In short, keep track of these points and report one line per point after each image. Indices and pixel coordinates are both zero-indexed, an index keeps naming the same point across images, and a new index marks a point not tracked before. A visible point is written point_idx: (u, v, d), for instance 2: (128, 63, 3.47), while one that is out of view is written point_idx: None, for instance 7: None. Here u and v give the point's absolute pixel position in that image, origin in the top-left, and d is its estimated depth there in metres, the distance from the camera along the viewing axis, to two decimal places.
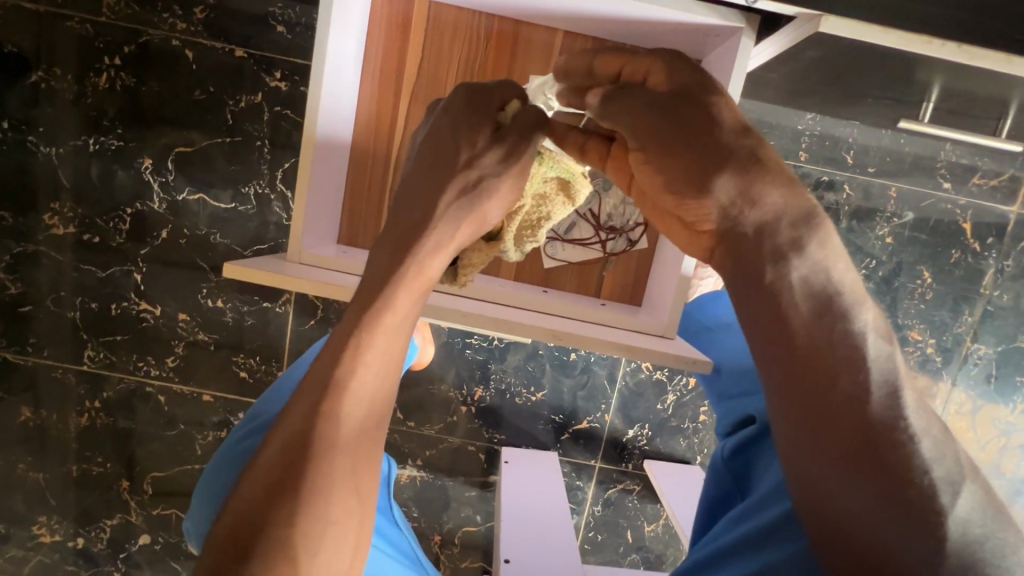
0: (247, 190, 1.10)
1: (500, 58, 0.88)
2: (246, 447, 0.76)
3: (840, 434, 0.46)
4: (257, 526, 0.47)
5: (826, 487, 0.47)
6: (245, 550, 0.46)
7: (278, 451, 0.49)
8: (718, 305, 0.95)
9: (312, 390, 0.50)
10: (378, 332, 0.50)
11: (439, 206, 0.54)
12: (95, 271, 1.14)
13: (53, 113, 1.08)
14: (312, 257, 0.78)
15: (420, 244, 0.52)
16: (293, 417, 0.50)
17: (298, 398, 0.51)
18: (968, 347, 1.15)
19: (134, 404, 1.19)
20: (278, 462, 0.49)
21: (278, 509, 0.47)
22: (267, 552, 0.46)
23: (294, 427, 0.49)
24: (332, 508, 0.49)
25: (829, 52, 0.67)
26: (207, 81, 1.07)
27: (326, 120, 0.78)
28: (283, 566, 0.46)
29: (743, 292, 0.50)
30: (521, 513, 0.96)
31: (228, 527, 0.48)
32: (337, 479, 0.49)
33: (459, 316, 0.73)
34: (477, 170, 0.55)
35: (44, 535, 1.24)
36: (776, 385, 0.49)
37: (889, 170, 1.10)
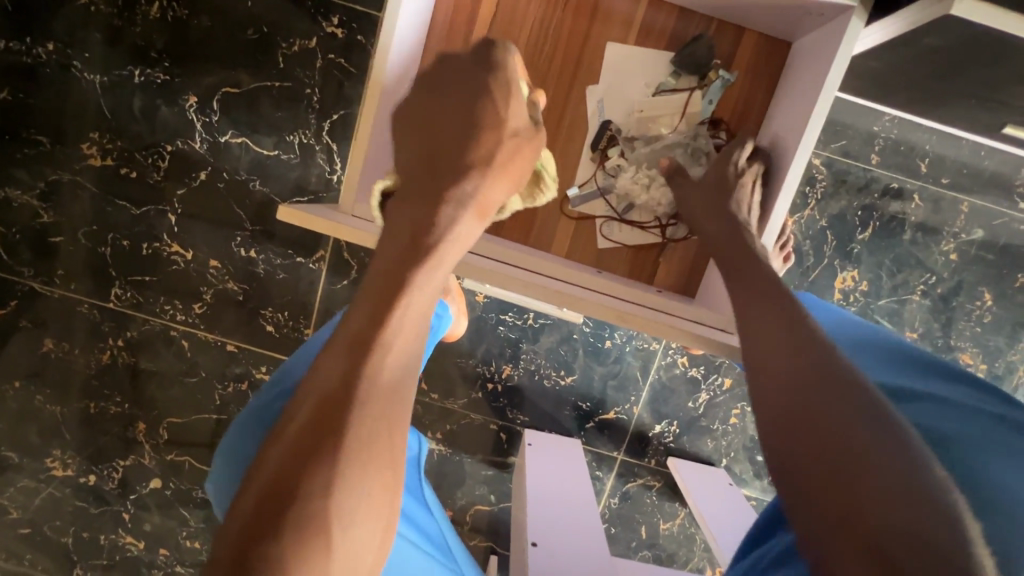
0: (292, 138, 1.06)
1: (578, 24, 0.83)
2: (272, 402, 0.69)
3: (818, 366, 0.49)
4: (289, 491, 0.40)
5: (816, 428, 0.45)
6: (273, 520, 0.40)
7: (311, 408, 0.44)
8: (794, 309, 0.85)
9: (348, 346, 0.46)
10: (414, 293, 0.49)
11: (486, 165, 0.57)
12: (130, 207, 1.11)
13: (100, 39, 1.04)
14: (365, 211, 0.74)
15: (466, 192, 0.55)
16: (333, 369, 0.45)
17: (335, 355, 0.46)
18: (1019, 377, 1.10)
19: (157, 347, 1.17)
20: (311, 424, 0.43)
21: (313, 475, 0.41)
22: (300, 522, 0.40)
23: (328, 383, 0.44)
24: (365, 481, 0.43)
25: (952, 40, 0.63)
26: (261, 20, 1.03)
27: (395, 67, 0.73)
28: (317, 540, 0.40)
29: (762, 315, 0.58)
30: (550, 501, 0.93)
31: (256, 493, 0.41)
32: (376, 448, 0.44)
33: (525, 287, 0.71)
34: (511, 131, 0.60)
35: (57, 469, 1.23)
36: (772, 404, 0.50)
37: (963, 184, 1.05)
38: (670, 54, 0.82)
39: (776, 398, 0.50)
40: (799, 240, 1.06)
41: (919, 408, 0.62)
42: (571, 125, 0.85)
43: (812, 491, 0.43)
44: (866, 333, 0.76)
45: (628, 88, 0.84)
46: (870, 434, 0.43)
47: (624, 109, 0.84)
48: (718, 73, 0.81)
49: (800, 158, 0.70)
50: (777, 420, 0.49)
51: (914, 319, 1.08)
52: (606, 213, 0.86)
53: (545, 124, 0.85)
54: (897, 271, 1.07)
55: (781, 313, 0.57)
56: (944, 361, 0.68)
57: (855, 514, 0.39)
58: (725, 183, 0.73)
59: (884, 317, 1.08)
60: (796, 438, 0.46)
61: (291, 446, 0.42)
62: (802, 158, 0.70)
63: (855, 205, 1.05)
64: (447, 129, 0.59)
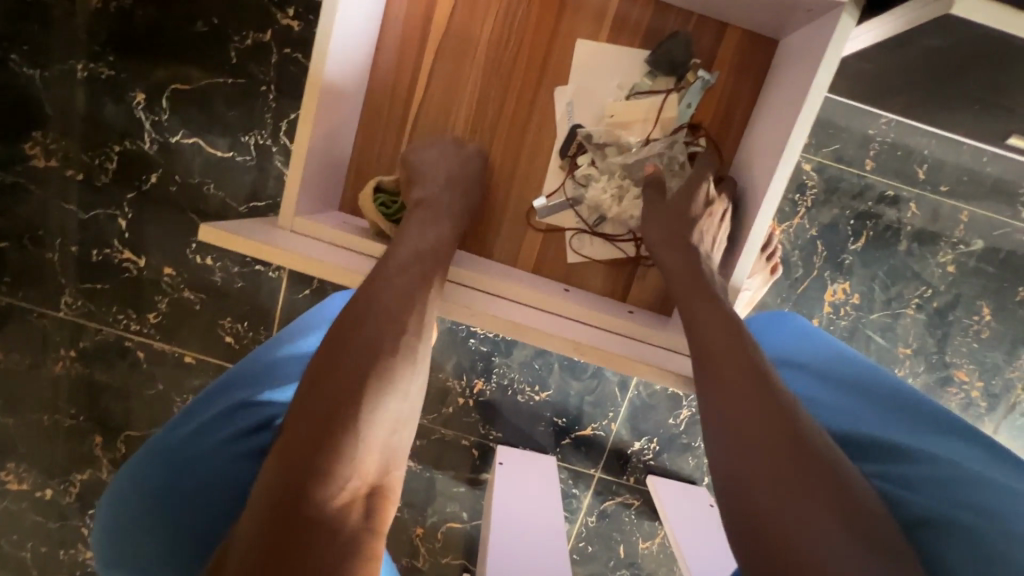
0: (247, 139, 1.00)
1: (545, 19, 0.76)
2: (175, 440, 0.62)
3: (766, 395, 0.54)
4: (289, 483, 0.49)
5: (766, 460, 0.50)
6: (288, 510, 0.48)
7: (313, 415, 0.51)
8: (786, 336, 0.80)
9: (338, 363, 0.54)
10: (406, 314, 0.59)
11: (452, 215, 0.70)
12: (78, 212, 1.04)
13: (39, 30, 0.96)
14: (305, 225, 0.68)
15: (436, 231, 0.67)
16: (323, 386, 0.53)
17: (332, 371, 0.54)
18: (1018, 395, 1.05)
19: (112, 358, 1.11)
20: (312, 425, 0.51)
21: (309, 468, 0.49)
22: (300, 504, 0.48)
23: (323, 403, 0.52)
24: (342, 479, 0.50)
25: (950, 42, 0.57)
26: (211, 11, 0.95)
27: (337, 68, 0.66)
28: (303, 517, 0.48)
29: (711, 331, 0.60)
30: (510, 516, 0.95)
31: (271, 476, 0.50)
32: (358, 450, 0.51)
33: (487, 318, 0.65)
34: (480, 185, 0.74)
35: (12, 482, 1.18)
36: (719, 422, 0.54)
37: (963, 191, 0.98)
38: (645, 52, 0.76)
39: (721, 416, 0.54)
40: (788, 249, 0.99)
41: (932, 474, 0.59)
42: (539, 129, 0.79)
43: (746, 508, 0.49)
44: (863, 373, 0.73)
45: (599, 89, 0.77)
46: (809, 467, 0.49)
47: (596, 112, 0.77)
48: (697, 73, 0.74)
49: (783, 167, 0.63)
50: (734, 452, 0.52)
51: (908, 334, 1.02)
52: (575, 225, 0.80)
53: (510, 128, 0.79)
54: (891, 283, 1.00)
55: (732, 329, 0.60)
56: (939, 409, 0.67)
57: (782, 531, 0.46)
58: (691, 210, 0.68)
59: (876, 332, 1.02)
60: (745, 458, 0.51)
61: (300, 449, 0.50)
62: (786, 167, 0.63)
63: (848, 214, 0.98)
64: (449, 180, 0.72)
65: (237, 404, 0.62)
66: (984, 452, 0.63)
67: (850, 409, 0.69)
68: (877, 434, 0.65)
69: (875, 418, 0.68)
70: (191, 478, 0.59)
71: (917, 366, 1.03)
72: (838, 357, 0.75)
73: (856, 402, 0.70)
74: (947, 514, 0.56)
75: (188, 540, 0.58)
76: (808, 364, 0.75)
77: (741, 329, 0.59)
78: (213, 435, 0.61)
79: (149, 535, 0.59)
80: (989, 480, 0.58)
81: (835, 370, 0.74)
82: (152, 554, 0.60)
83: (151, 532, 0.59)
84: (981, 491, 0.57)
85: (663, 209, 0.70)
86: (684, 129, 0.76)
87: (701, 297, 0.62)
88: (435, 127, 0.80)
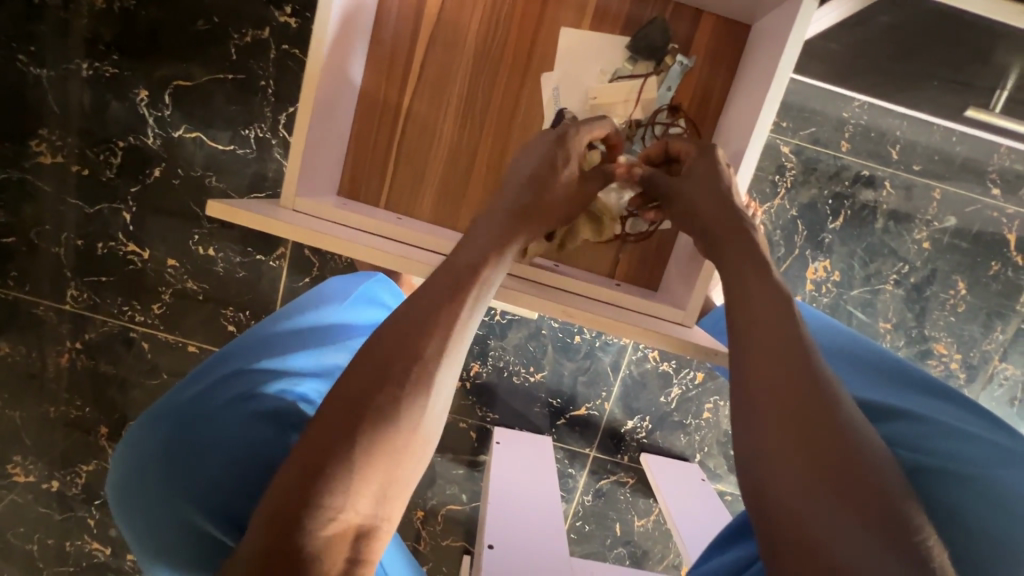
0: (247, 132, 1.03)
1: (531, 7, 0.80)
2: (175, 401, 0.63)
3: (802, 376, 0.49)
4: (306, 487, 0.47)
5: (805, 449, 0.45)
6: (295, 519, 0.47)
7: (335, 424, 0.50)
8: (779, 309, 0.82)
9: (371, 362, 0.52)
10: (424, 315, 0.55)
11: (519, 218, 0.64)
12: (84, 207, 1.08)
13: (45, 32, 1.00)
14: (306, 205, 0.71)
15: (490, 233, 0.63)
16: (351, 392, 0.51)
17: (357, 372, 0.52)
18: (994, 366, 1.09)
19: (117, 350, 1.14)
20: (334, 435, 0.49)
21: (328, 479, 0.48)
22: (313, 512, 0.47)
23: (350, 404, 0.50)
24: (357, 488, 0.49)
25: (906, 16, 0.63)
26: (212, 10, 0.99)
27: (334, 56, 0.70)
28: (321, 524, 0.47)
29: (748, 304, 0.55)
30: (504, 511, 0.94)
31: (280, 488, 0.49)
32: (364, 461, 0.49)
33: None
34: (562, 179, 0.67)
35: (19, 475, 1.20)
36: (760, 404, 0.49)
37: (935, 170, 1.02)
38: (626, 38, 0.80)
39: (760, 400, 0.49)
40: (769, 229, 1.03)
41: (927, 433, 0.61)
42: (527, 115, 0.83)
43: (786, 494, 0.45)
44: (846, 338, 0.74)
45: (583, 73, 0.81)
46: (845, 452, 0.45)
47: (579, 96, 0.81)
48: (675, 57, 0.78)
49: (755, 141, 0.67)
50: (772, 441, 0.47)
51: (887, 309, 1.06)
52: None
53: (499, 114, 0.83)
54: (870, 260, 1.05)
55: (767, 301, 0.54)
56: (917, 369, 0.69)
57: (823, 522, 0.43)
58: (720, 174, 0.63)
59: (857, 308, 1.06)
60: (772, 464, 0.47)
61: (310, 460, 0.49)
62: (757, 140, 0.67)
63: (826, 194, 1.03)
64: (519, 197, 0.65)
65: (232, 372, 0.65)
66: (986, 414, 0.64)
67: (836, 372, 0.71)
68: (863, 394, 0.68)
69: (858, 379, 0.70)
70: (190, 447, 0.59)
71: (898, 340, 1.07)
72: (825, 325, 0.76)
73: (841, 366, 0.72)
74: (933, 462, 0.58)
75: (184, 502, 0.56)
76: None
77: (787, 300, 0.54)
78: (216, 395, 0.62)
79: (144, 493, 0.59)
80: (969, 434, 0.61)
81: (817, 339, 0.75)
82: (146, 515, 0.59)
83: (147, 494, 0.58)
84: (959, 443, 0.60)
85: (694, 179, 0.64)
86: (664, 111, 0.80)
87: (754, 275, 0.57)
88: (428, 114, 0.84)
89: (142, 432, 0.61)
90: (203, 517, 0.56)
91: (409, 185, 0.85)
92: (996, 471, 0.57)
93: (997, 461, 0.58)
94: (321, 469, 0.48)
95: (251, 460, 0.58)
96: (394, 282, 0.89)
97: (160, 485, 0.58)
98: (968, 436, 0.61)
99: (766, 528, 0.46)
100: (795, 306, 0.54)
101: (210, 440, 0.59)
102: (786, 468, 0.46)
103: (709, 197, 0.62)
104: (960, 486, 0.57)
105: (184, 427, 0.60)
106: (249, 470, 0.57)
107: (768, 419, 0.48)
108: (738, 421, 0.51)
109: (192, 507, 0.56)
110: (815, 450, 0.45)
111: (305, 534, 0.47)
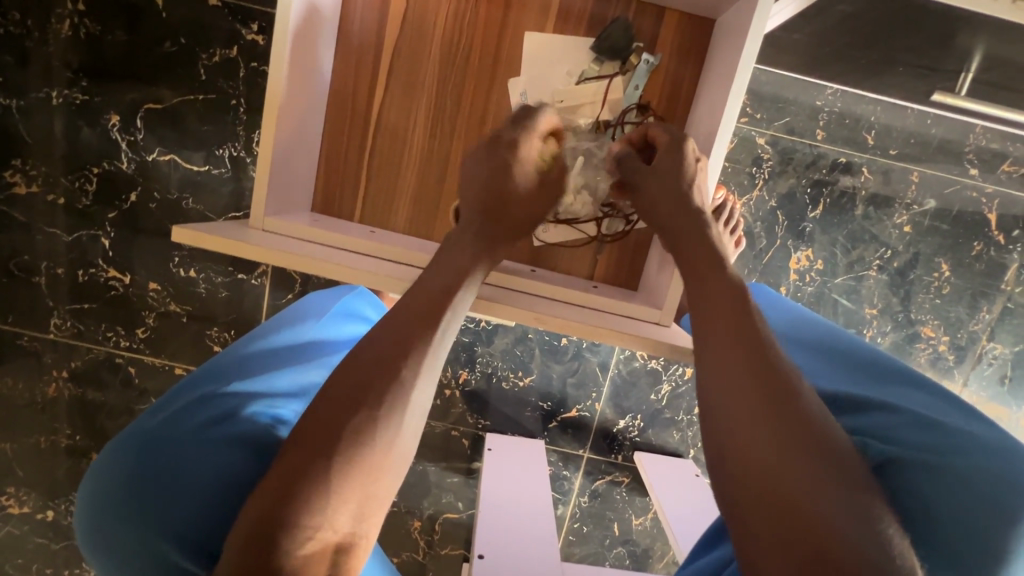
0: (221, 152, 1.03)
1: (494, 12, 0.80)
2: (148, 423, 0.62)
3: (766, 365, 0.49)
4: (280, 506, 0.47)
5: (775, 437, 0.46)
6: (269, 535, 0.46)
7: (315, 439, 0.50)
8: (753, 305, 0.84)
9: (350, 377, 0.53)
10: (392, 330, 0.55)
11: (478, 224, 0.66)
12: (62, 235, 1.07)
13: (12, 61, 1.00)
14: (276, 225, 0.71)
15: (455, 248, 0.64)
16: (328, 407, 0.51)
17: (333, 393, 0.52)
18: (982, 346, 1.09)
19: (103, 377, 1.14)
20: (307, 452, 0.49)
21: (301, 496, 0.47)
22: (287, 531, 0.46)
23: (326, 421, 0.50)
24: (331, 506, 0.48)
25: (865, 6, 0.63)
26: (178, 32, 0.99)
27: (296, 74, 0.70)
28: (294, 541, 0.46)
29: (708, 301, 0.56)
30: (500, 530, 0.93)
31: (254, 509, 0.48)
32: (336, 477, 0.48)
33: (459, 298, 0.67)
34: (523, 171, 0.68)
35: (13, 506, 1.20)
36: (725, 395, 0.49)
37: (912, 154, 1.02)
38: (590, 40, 0.80)
39: (725, 391, 0.49)
40: (750, 222, 1.03)
41: (892, 420, 0.62)
42: (496, 120, 0.83)
43: (757, 482, 0.45)
44: (821, 335, 0.76)
45: (549, 77, 0.81)
46: (811, 437, 0.45)
47: (547, 98, 0.81)
48: (640, 56, 0.79)
49: (721, 136, 0.67)
50: (739, 432, 0.47)
51: (872, 295, 1.06)
52: None
53: (468, 122, 0.83)
54: (852, 247, 1.04)
55: (726, 296, 0.55)
56: (885, 360, 0.71)
57: (797, 505, 0.42)
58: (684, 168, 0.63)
59: (842, 295, 1.06)
60: (743, 452, 0.46)
61: (289, 475, 0.48)
62: (724, 135, 0.67)
63: (804, 183, 1.03)
64: (488, 203, 0.67)
65: (206, 395, 0.65)
66: (956, 407, 0.64)
67: (811, 368, 0.72)
68: (834, 386, 0.68)
69: (833, 374, 0.71)
70: (162, 469, 0.58)
71: (884, 325, 1.07)
72: (802, 322, 0.78)
73: (819, 362, 0.73)
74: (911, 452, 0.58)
75: (158, 528, 0.56)
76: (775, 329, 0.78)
77: (744, 295, 0.55)
78: (191, 414, 0.63)
79: (117, 519, 0.58)
80: (941, 424, 0.61)
81: (789, 334, 0.77)
82: (121, 541, 0.58)
83: (120, 520, 0.58)
84: (938, 435, 0.60)
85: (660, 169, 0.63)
86: (633, 110, 0.80)
87: (712, 271, 0.58)
88: (397, 125, 0.84)
89: (115, 457, 0.60)
90: (179, 539, 0.55)
91: (383, 197, 0.85)
92: (960, 457, 0.57)
93: (979, 452, 0.57)
94: (298, 484, 0.48)
95: (224, 483, 0.57)
96: (373, 294, 0.93)
97: (131, 510, 0.57)
98: (939, 426, 0.61)
99: (743, 519, 0.45)
100: (750, 298, 0.55)
101: (183, 463, 0.58)
102: (755, 455, 0.46)
103: (671, 197, 0.62)
104: (944, 474, 0.56)
105: (153, 450, 0.59)
106: (220, 492, 0.57)
107: (732, 409, 0.48)
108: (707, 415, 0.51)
109: (168, 528, 0.56)
110: (783, 435, 0.45)
111: (282, 551, 0.46)
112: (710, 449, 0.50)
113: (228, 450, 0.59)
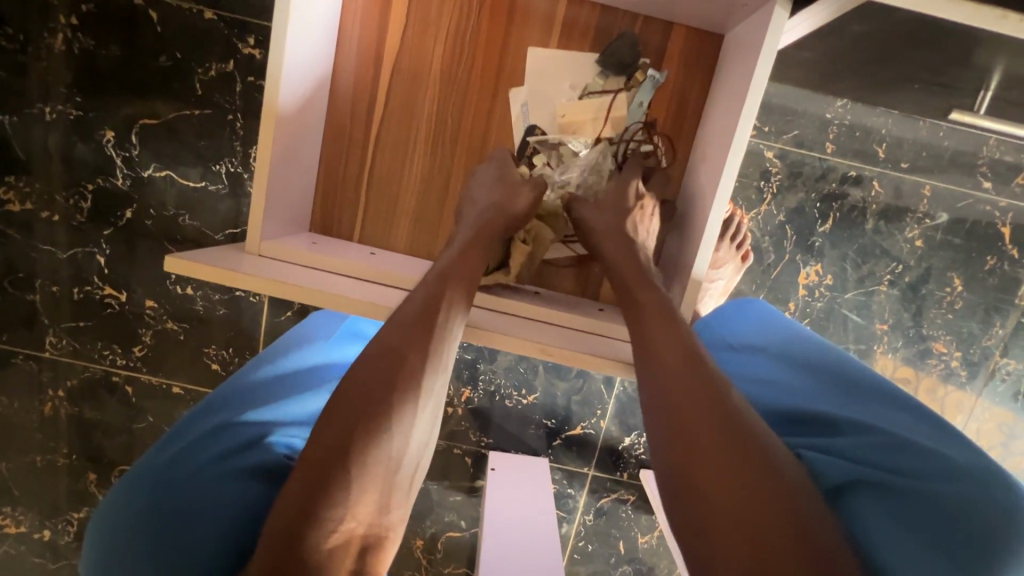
0: (218, 168, 1.01)
1: (496, 29, 0.78)
2: (160, 459, 0.61)
3: (711, 381, 0.54)
4: (304, 511, 0.47)
5: (748, 450, 0.49)
6: (300, 534, 0.47)
7: (327, 439, 0.49)
8: (747, 320, 0.82)
9: (358, 382, 0.52)
10: (386, 334, 0.56)
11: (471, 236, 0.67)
12: (57, 252, 1.05)
13: (3, 76, 0.97)
14: (272, 249, 0.69)
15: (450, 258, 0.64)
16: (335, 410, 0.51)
17: (337, 401, 0.52)
18: (995, 362, 1.06)
19: (100, 395, 1.12)
20: (322, 455, 0.49)
21: (324, 497, 0.47)
22: (317, 530, 0.47)
23: (340, 425, 0.50)
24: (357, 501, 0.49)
25: (882, 26, 0.61)
26: (173, 46, 0.97)
27: (292, 94, 0.68)
28: (327, 537, 0.47)
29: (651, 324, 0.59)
30: (503, 557, 0.90)
31: (278, 519, 0.48)
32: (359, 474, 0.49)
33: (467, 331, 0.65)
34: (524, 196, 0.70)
35: (9, 526, 1.18)
36: (695, 412, 0.52)
37: (924, 166, 1.00)
38: (596, 56, 0.78)
39: (693, 408, 0.52)
40: (757, 237, 1.01)
41: (885, 446, 0.60)
42: (498, 137, 0.81)
43: (746, 493, 0.46)
44: (819, 354, 0.73)
45: (552, 94, 0.79)
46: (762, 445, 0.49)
47: (551, 117, 0.80)
48: (646, 73, 0.78)
49: (732, 158, 0.65)
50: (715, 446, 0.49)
51: (883, 310, 1.04)
52: None
53: (469, 141, 0.81)
54: (862, 262, 1.02)
55: (664, 318, 0.60)
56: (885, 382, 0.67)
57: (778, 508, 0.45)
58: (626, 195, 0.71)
59: (852, 311, 1.04)
60: (716, 468, 0.48)
61: (310, 481, 0.48)
62: (736, 157, 0.65)
63: (813, 197, 1.00)
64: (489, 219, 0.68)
65: (218, 425, 0.64)
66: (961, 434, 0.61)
67: (805, 387, 0.70)
68: (829, 408, 0.66)
69: (830, 396, 0.68)
70: (178, 497, 0.57)
71: (895, 341, 1.05)
72: (796, 340, 0.76)
73: (812, 380, 0.70)
74: (889, 480, 0.57)
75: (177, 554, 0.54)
76: (767, 347, 0.77)
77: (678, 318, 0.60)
78: (199, 450, 0.61)
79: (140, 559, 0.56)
80: (937, 451, 0.58)
81: (786, 352, 0.75)
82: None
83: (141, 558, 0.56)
84: (930, 463, 0.57)
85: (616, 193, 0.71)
86: (638, 128, 0.78)
87: (644, 289, 0.63)
88: (397, 144, 0.81)
89: (130, 497, 0.58)
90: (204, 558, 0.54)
91: (382, 217, 0.83)
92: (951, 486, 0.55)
93: (973, 480, 0.55)
94: (320, 485, 0.47)
95: (236, 498, 0.56)
96: None
97: (149, 544, 0.55)
98: (935, 453, 0.58)
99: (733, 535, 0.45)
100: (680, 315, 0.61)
101: (197, 487, 0.57)
102: (738, 468, 0.48)
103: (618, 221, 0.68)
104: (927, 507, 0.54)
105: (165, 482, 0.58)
106: (231, 508, 0.55)
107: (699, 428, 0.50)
108: (656, 435, 0.53)
109: (194, 550, 0.54)
110: (744, 446, 0.49)
111: (310, 550, 0.47)
112: (659, 466, 0.52)
113: (238, 469, 0.58)
